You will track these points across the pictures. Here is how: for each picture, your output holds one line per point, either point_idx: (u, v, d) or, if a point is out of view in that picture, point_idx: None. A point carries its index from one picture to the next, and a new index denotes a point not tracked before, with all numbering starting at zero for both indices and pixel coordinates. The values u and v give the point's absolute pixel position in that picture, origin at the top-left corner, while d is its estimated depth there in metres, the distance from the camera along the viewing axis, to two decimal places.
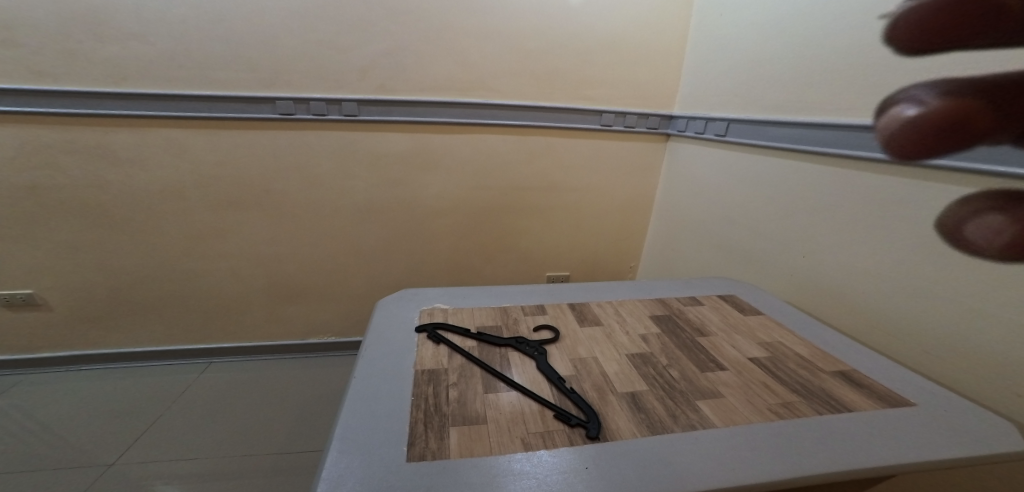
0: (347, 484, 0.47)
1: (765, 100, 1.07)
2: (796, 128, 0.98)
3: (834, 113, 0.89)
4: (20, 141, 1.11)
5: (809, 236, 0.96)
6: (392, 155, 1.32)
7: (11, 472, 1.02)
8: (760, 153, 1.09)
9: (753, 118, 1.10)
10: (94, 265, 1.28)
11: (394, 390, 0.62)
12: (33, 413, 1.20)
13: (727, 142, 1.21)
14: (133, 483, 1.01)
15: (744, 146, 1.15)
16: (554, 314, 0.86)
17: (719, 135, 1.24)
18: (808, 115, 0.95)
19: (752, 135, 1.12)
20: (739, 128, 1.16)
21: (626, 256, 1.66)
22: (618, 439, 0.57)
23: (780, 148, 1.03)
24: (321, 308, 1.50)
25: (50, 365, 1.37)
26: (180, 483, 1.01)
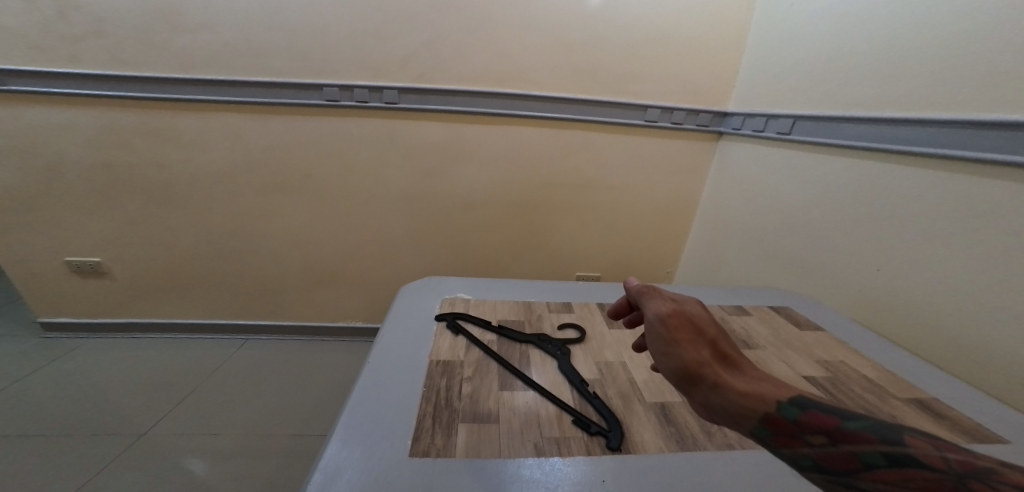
0: (343, 475, 0.46)
1: (839, 95, 0.96)
2: (875, 125, 0.87)
3: (930, 109, 0.77)
4: (101, 122, 1.21)
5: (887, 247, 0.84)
6: (428, 144, 1.32)
7: (60, 434, 1.12)
8: (829, 154, 0.98)
9: (823, 115, 0.99)
10: (156, 240, 1.38)
11: (406, 380, 0.61)
12: (97, 376, 1.33)
13: (790, 141, 1.10)
14: (161, 454, 1.08)
15: (810, 147, 1.04)
16: (580, 314, 0.81)
17: (782, 133, 1.12)
18: (891, 111, 0.84)
19: (820, 135, 1.01)
20: (807, 126, 1.05)
21: (664, 260, 1.57)
22: (642, 452, 0.52)
23: (855, 148, 0.91)
24: (353, 293, 1.54)
25: (117, 330, 1.51)
26: (208, 458, 1.08)
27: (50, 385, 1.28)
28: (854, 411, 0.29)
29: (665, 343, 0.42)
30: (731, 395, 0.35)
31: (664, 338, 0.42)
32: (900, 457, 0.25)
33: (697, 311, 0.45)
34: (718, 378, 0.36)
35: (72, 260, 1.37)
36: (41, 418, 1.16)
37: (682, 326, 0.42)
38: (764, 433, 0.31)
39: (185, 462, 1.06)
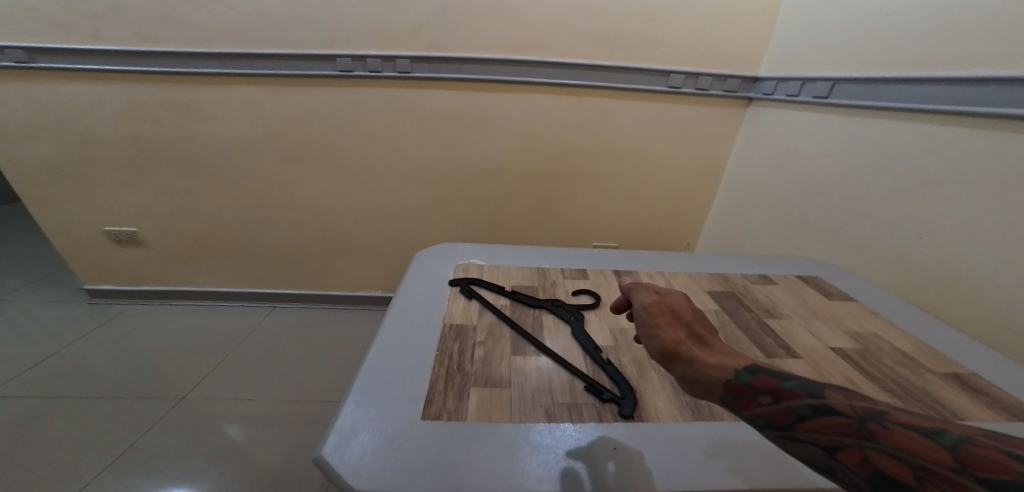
0: (358, 435, 0.48)
1: (888, 57, 0.88)
2: (929, 87, 0.80)
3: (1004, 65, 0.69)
4: (126, 98, 1.22)
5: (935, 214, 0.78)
6: (442, 113, 1.29)
7: (110, 397, 1.20)
8: (871, 118, 0.90)
9: (867, 77, 0.91)
10: (183, 213, 1.42)
11: (419, 344, 0.61)
12: (138, 342, 1.42)
13: (828, 106, 1.02)
14: (200, 418, 1.16)
15: (849, 110, 0.96)
16: (595, 280, 0.79)
17: (819, 98, 1.04)
18: (952, 72, 0.76)
19: (862, 97, 0.93)
20: (849, 89, 0.96)
21: (684, 232, 1.53)
22: (655, 420, 0.51)
23: (905, 112, 0.83)
24: (372, 264, 1.57)
25: (154, 297, 1.60)
26: (243, 423, 1.15)
27: (101, 348, 1.38)
28: (792, 373, 0.33)
29: (648, 326, 0.46)
30: (702, 367, 0.39)
31: (648, 322, 0.47)
32: (821, 408, 0.29)
33: (679, 300, 0.49)
34: (691, 353, 0.40)
35: (111, 229, 1.43)
36: (91, 382, 1.25)
37: (662, 312, 0.47)
38: (727, 399, 0.35)
39: (223, 426, 1.14)
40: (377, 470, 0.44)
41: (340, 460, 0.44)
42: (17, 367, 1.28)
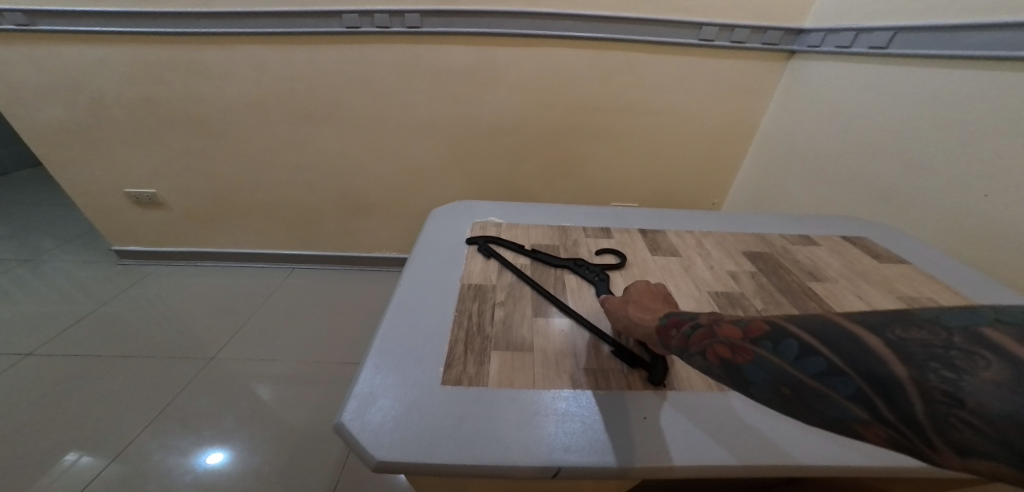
0: (378, 401, 0.46)
1: None
2: None
3: None
4: (130, 60, 1.18)
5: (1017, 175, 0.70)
6: (455, 70, 1.21)
7: (143, 355, 1.25)
8: (945, 68, 0.80)
9: (940, 24, 0.80)
10: (200, 176, 1.42)
11: (437, 304, 0.59)
12: (168, 302, 1.46)
13: (886, 58, 0.91)
14: (228, 377, 1.20)
15: (914, 61, 0.86)
16: (620, 239, 0.75)
17: (876, 48, 0.93)
18: None
19: (932, 46, 0.82)
20: (912, 39, 0.86)
21: (710, 192, 1.45)
22: (689, 389, 0.50)
23: (983, 59, 0.75)
24: (388, 227, 1.56)
25: (180, 258, 1.64)
26: (270, 383, 1.19)
27: (133, 307, 1.43)
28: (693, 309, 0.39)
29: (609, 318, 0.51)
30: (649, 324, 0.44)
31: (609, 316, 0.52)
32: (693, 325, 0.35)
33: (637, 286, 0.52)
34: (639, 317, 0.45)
35: (131, 191, 1.44)
36: (126, 341, 1.30)
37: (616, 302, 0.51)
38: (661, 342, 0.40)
39: (252, 385, 1.18)
40: (399, 437, 0.42)
41: (359, 427, 0.43)
42: (58, 324, 1.34)
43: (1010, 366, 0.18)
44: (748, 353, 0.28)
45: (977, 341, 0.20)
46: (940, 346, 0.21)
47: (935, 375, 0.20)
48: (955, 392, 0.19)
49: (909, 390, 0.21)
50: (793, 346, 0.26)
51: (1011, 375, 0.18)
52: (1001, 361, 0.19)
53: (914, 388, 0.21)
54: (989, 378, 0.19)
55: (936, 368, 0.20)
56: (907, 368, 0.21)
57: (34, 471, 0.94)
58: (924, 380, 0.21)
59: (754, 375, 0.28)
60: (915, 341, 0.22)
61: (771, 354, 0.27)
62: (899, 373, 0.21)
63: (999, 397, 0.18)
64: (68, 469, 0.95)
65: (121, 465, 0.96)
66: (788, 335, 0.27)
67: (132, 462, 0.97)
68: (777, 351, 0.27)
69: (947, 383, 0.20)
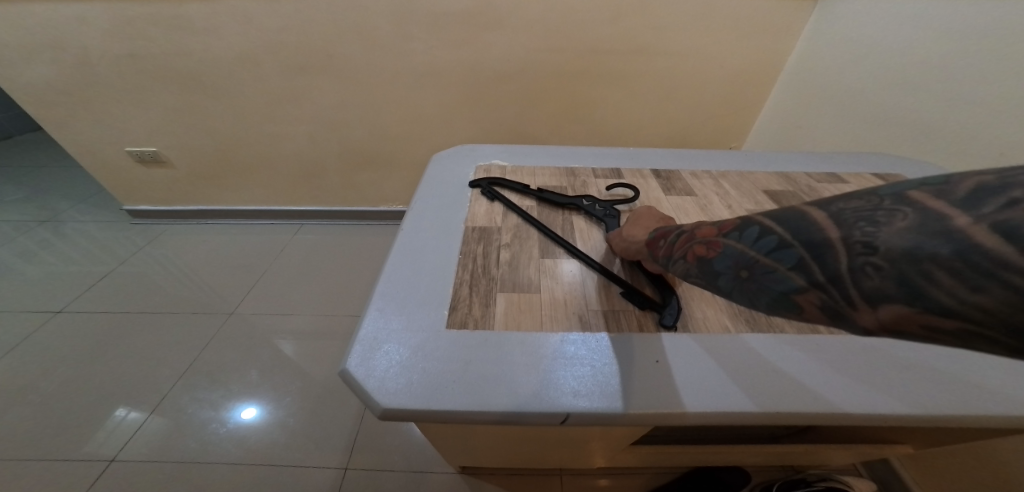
0: (383, 344, 0.45)
1: None
2: None
3: None
4: (109, 13, 1.11)
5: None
6: (453, 14, 1.12)
7: (159, 312, 1.28)
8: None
9: None
10: (201, 133, 1.39)
11: (442, 247, 0.57)
12: (183, 259, 1.48)
13: None
14: (244, 331, 1.23)
15: None
16: (632, 180, 0.72)
17: None
18: None
19: None
20: None
21: (725, 138, 1.39)
22: (704, 330, 0.48)
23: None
24: (393, 180, 1.54)
25: (190, 216, 1.65)
26: (285, 340, 1.21)
27: (149, 264, 1.46)
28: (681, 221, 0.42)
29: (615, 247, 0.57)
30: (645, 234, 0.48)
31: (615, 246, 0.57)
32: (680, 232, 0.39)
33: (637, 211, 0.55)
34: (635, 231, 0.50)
35: (132, 150, 1.42)
36: (145, 299, 1.32)
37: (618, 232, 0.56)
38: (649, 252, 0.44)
39: (271, 340, 1.20)
40: (404, 384, 0.41)
41: (365, 372, 0.42)
42: (82, 282, 1.37)
43: (919, 214, 0.22)
44: (716, 245, 0.32)
45: (901, 201, 0.23)
46: (870, 208, 0.24)
47: (859, 230, 0.23)
48: (872, 242, 0.23)
49: (837, 247, 0.24)
50: (753, 232, 0.30)
51: (919, 222, 0.22)
52: (913, 213, 0.22)
53: (841, 244, 0.24)
54: (901, 226, 0.22)
55: (861, 225, 0.24)
56: (839, 230, 0.25)
57: (74, 426, 0.99)
58: (850, 235, 0.24)
59: (720, 264, 0.32)
60: (851, 209, 0.25)
61: (735, 242, 0.31)
62: (831, 234, 0.24)
63: (905, 239, 0.22)
64: (118, 425, 0.99)
65: (162, 418, 1.01)
66: (752, 222, 0.30)
67: (169, 416, 1.01)
68: (741, 239, 0.31)
69: (868, 235, 0.23)
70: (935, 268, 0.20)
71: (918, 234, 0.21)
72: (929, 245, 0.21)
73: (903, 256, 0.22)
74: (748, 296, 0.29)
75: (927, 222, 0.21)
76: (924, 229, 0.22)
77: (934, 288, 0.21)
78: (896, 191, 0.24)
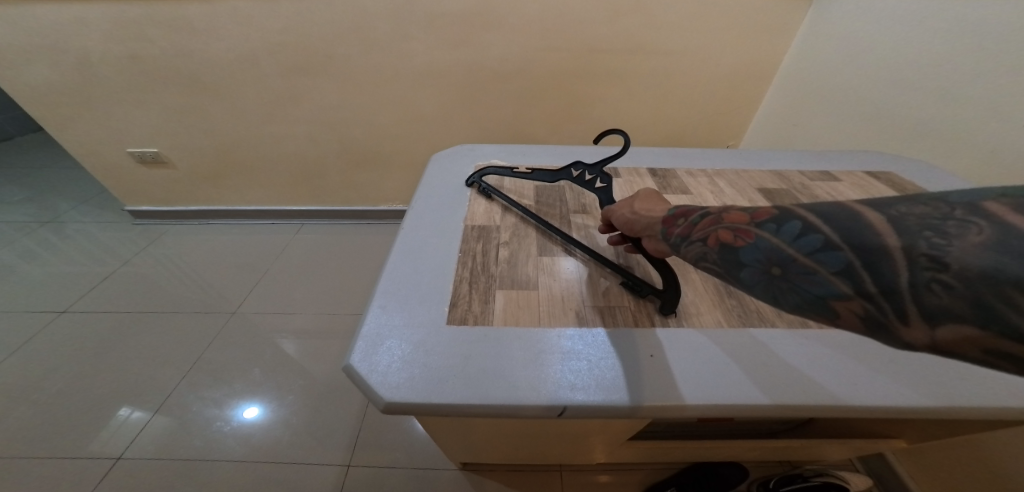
0: (384, 341, 0.46)
1: None
2: None
3: None
4: (110, 15, 1.12)
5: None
6: (452, 14, 1.13)
7: (161, 311, 1.29)
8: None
9: None
10: (202, 134, 1.40)
11: (442, 245, 0.58)
12: (185, 259, 1.49)
13: None
14: (246, 330, 1.24)
15: None
16: (629, 179, 0.73)
17: None
18: None
19: None
20: None
21: (722, 136, 1.40)
22: (698, 325, 0.49)
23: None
24: (392, 179, 1.54)
25: (191, 216, 1.66)
26: (285, 340, 1.21)
27: (151, 264, 1.47)
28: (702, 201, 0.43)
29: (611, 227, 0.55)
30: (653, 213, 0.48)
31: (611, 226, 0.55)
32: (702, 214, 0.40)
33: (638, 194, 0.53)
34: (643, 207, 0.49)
35: (134, 151, 1.43)
36: (148, 299, 1.33)
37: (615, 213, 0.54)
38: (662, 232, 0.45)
39: (273, 339, 1.21)
40: (405, 378, 0.42)
41: (368, 368, 0.43)
42: (84, 283, 1.38)
43: (995, 231, 0.22)
44: (749, 235, 0.33)
45: (973, 212, 0.23)
46: (938, 217, 0.24)
47: (925, 242, 0.24)
48: (940, 257, 0.23)
49: (894, 256, 0.25)
50: (794, 228, 0.31)
51: (995, 237, 0.22)
52: (988, 228, 0.22)
53: (900, 254, 0.25)
54: (975, 241, 0.23)
55: (928, 236, 0.24)
56: (900, 239, 0.25)
57: (79, 426, 1.00)
58: (914, 246, 0.24)
59: (749, 256, 0.33)
60: (915, 216, 0.25)
61: (772, 235, 0.32)
62: (892, 242, 0.25)
63: (976, 256, 0.22)
64: (123, 424, 1.01)
65: (165, 418, 1.02)
66: (793, 217, 0.31)
67: (173, 415, 1.02)
68: (778, 233, 0.32)
69: (935, 248, 0.23)
70: (1005, 289, 0.21)
71: (989, 251, 0.22)
72: (1001, 264, 0.21)
73: (973, 273, 0.22)
74: (779, 293, 0.31)
75: (1004, 238, 0.22)
76: (999, 245, 0.22)
77: (1002, 307, 0.21)
78: (966, 201, 0.24)
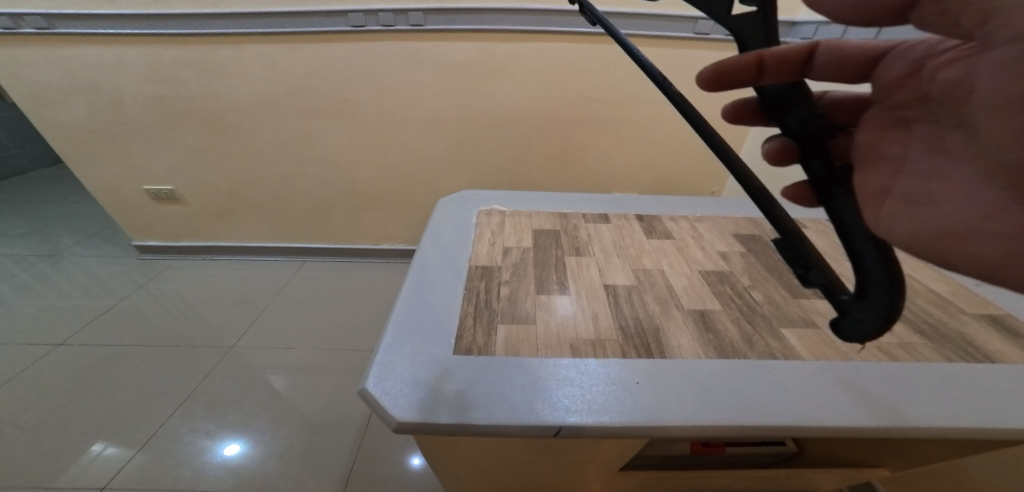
0: (395, 369, 0.50)
1: None
2: None
3: None
4: (146, 60, 1.21)
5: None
6: (459, 64, 1.24)
7: (166, 344, 1.31)
8: None
9: None
10: (215, 172, 1.47)
11: (449, 282, 0.64)
12: (188, 294, 1.52)
13: None
14: (250, 363, 1.26)
15: None
16: (618, 224, 0.82)
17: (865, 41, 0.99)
18: None
19: None
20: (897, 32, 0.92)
21: (707, 182, 1.50)
22: (679, 356, 0.55)
23: None
24: (395, 217, 1.61)
25: (197, 252, 1.70)
26: (286, 374, 1.24)
27: (153, 299, 1.49)
28: None
29: None
30: None
31: None
32: None
33: None
34: None
35: (150, 188, 1.49)
36: (150, 332, 1.35)
37: None
38: None
39: (269, 376, 1.23)
40: (416, 400, 0.47)
41: (381, 391, 0.47)
42: (82, 318, 1.40)
43: None
44: None
45: None
46: None
47: None
48: None
49: None
50: None
51: None
52: None
53: None
54: None
55: None
56: None
57: (64, 457, 1.00)
58: None
59: None
60: None
61: None
62: None
63: None
64: (93, 460, 1.00)
65: (150, 454, 1.02)
66: None
67: (167, 450, 1.02)
68: None
69: None
70: None
71: None
72: None
73: None
74: None
75: None
76: None
77: None
78: None
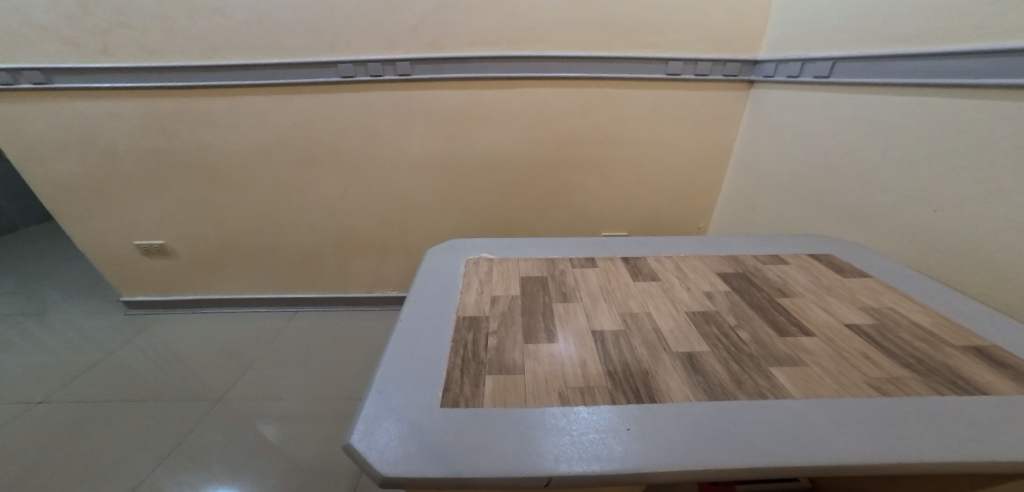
0: (382, 422, 0.49)
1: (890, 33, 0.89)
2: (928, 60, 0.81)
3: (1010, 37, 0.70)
4: (140, 113, 1.24)
5: (963, 184, 0.76)
6: (446, 110, 1.29)
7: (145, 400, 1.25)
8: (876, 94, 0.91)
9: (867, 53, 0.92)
10: (203, 222, 1.46)
11: (437, 332, 0.64)
12: (171, 348, 1.47)
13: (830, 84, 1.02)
14: (233, 417, 1.21)
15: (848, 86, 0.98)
16: (604, 267, 0.84)
17: (820, 77, 1.05)
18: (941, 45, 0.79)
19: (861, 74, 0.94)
20: (848, 67, 0.97)
21: (693, 219, 1.54)
22: (669, 400, 0.54)
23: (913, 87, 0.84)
24: (385, 262, 1.60)
25: (182, 304, 1.66)
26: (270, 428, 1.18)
27: (134, 354, 1.44)
28: None
29: None
30: None
31: None
32: None
33: None
34: None
35: (139, 241, 1.48)
36: (130, 388, 1.30)
37: None
38: None
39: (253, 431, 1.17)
40: (402, 454, 0.45)
41: (367, 446, 0.46)
42: (55, 377, 1.33)
43: None
44: None
45: None
46: None
47: None
48: None
49: None
50: None
51: None
52: None
53: None
54: None
55: None
56: None
57: None
58: None
59: None
60: None
61: None
62: None
63: None
64: None
65: None
66: None
67: None
68: None
69: None
70: None
71: None
72: None
73: None
74: None
75: None
76: None
77: None
78: None
